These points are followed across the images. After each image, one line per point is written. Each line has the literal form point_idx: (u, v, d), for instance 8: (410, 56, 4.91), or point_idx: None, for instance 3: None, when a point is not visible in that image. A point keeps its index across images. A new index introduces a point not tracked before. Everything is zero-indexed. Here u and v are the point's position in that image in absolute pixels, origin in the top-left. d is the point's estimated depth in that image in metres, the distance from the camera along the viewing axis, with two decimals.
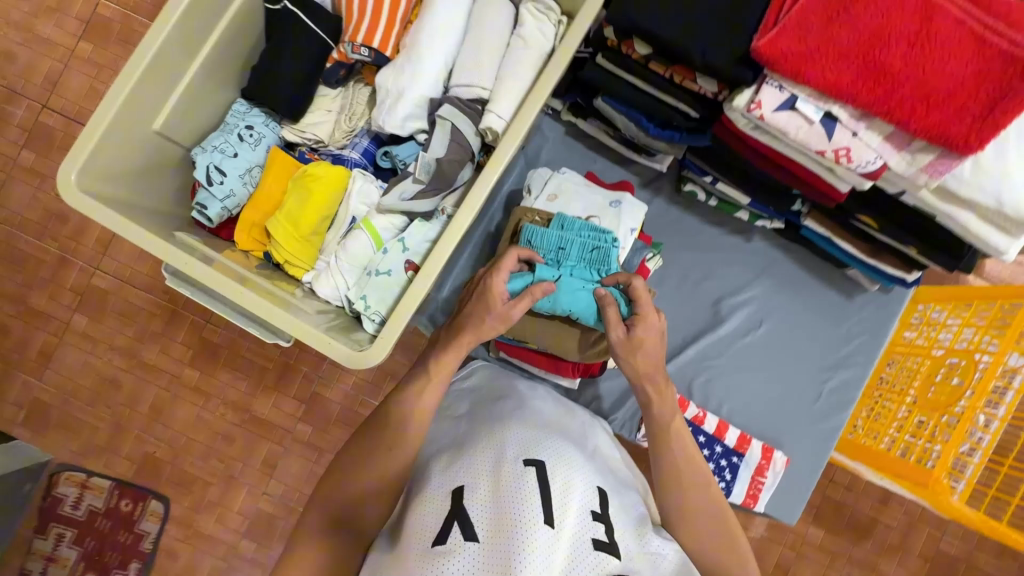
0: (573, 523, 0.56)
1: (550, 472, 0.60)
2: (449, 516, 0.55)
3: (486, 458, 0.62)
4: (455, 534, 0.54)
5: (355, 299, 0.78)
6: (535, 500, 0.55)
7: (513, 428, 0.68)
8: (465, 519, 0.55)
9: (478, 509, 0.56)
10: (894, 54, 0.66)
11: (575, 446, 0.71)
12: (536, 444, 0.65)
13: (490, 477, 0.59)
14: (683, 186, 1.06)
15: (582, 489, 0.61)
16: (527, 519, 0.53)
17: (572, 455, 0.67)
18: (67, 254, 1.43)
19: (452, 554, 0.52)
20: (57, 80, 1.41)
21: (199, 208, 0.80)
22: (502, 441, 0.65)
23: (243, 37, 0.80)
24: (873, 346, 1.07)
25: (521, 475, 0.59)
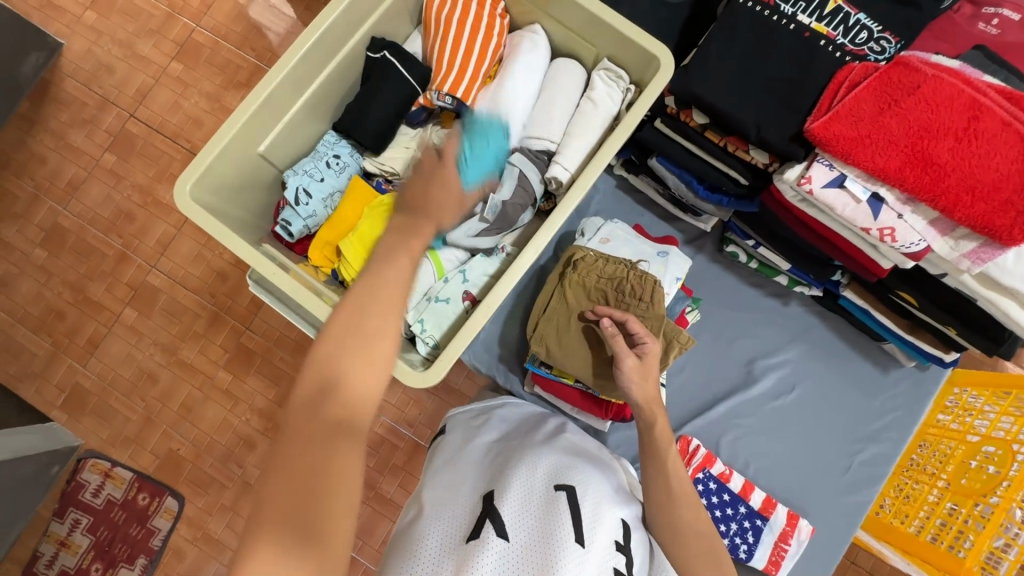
0: (596, 546, 0.66)
1: (579, 495, 0.70)
2: (482, 514, 0.66)
3: (523, 475, 0.72)
4: (488, 530, 0.64)
5: (412, 321, 0.84)
6: (563, 520, 0.66)
7: (549, 451, 0.78)
8: (497, 517, 0.66)
9: (512, 513, 0.67)
10: (942, 146, 0.71)
11: (604, 475, 0.80)
12: (568, 470, 0.74)
13: (525, 491, 0.70)
14: (725, 247, 1.11)
15: (607, 518, 0.71)
16: (557, 535, 0.64)
17: (600, 484, 0.76)
18: (129, 250, 1.54)
19: (486, 548, 0.62)
20: (147, 93, 1.56)
21: (283, 224, 0.88)
22: (538, 462, 0.75)
23: (343, 79, 0.90)
24: (906, 424, 1.07)
25: (552, 496, 0.69)
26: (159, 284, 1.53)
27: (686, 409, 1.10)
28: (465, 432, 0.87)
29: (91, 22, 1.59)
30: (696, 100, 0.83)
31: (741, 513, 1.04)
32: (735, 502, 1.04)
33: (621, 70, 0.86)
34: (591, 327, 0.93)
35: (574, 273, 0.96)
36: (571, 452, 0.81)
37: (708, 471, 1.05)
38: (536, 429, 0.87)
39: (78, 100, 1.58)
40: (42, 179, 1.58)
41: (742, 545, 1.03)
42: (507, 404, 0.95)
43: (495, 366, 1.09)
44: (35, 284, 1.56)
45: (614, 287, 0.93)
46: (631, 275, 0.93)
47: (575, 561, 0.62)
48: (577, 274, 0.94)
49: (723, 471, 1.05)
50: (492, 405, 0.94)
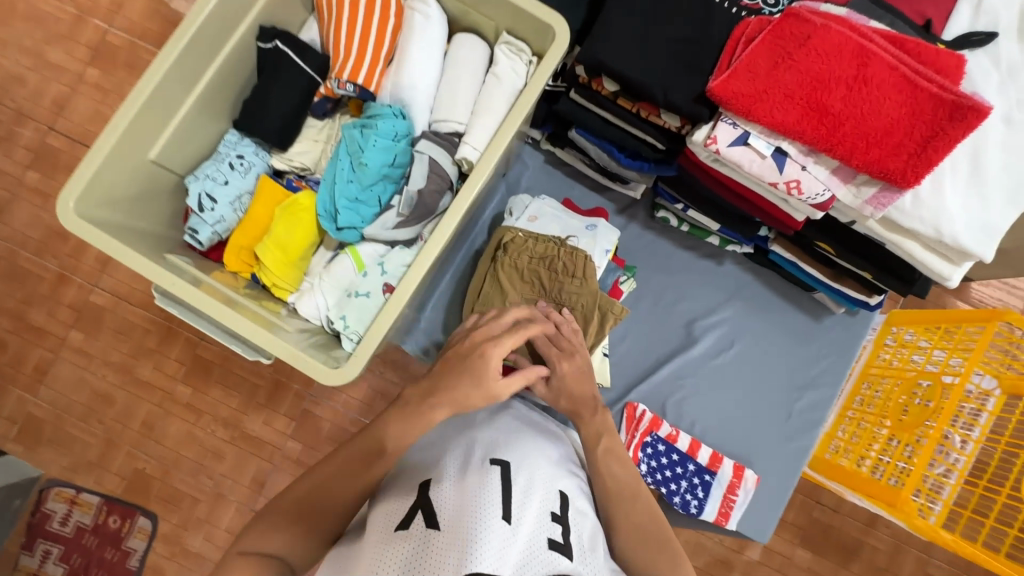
0: (531, 519, 0.60)
1: (512, 470, 0.65)
2: (414, 503, 0.59)
3: (456, 457, 0.67)
4: (416, 522, 0.57)
5: (335, 318, 0.83)
6: (494, 491, 0.60)
7: (487, 432, 0.74)
8: (427, 507, 0.59)
9: (442, 495, 0.61)
10: (835, 96, 0.72)
11: (545, 449, 0.76)
12: (504, 447, 0.70)
13: (457, 471, 0.64)
14: (656, 213, 1.11)
15: (543, 490, 0.66)
16: (486, 507, 0.57)
17: (538, 458, 0.72)
18: (67, 271, 1.48)
19: (412, 538, 0.55)
20: (65, 104, 1.48)
21: (190, 232, 0.85)
22: (472, 443, 0.70)
23: (236, 73, 0.86)
24: (841, 367, 1.10)
25: (485, 471, 0.63)
26: (103, 303, 1.47)
27: (633, 376, 1.11)
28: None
29: None
30: (604, 68, 0.82)
31: (691, 470, 1.07)
32: (684, 460, 1.07)
33: (522, 42, 0.84)
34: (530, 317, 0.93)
35: (507, 258, 0.96)
36: (513, 430, 0.76)
37: (656, 434, 1.07)
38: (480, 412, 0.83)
39: None
40: None
41: (693, 502, 1.05)
42: None
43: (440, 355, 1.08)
44: None
45: (547, 266, 0.94)
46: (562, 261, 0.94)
47: (500, 537, 0.55)
48: (508, 257, 0.95)
49: (670, 433, 1.08)
50: None
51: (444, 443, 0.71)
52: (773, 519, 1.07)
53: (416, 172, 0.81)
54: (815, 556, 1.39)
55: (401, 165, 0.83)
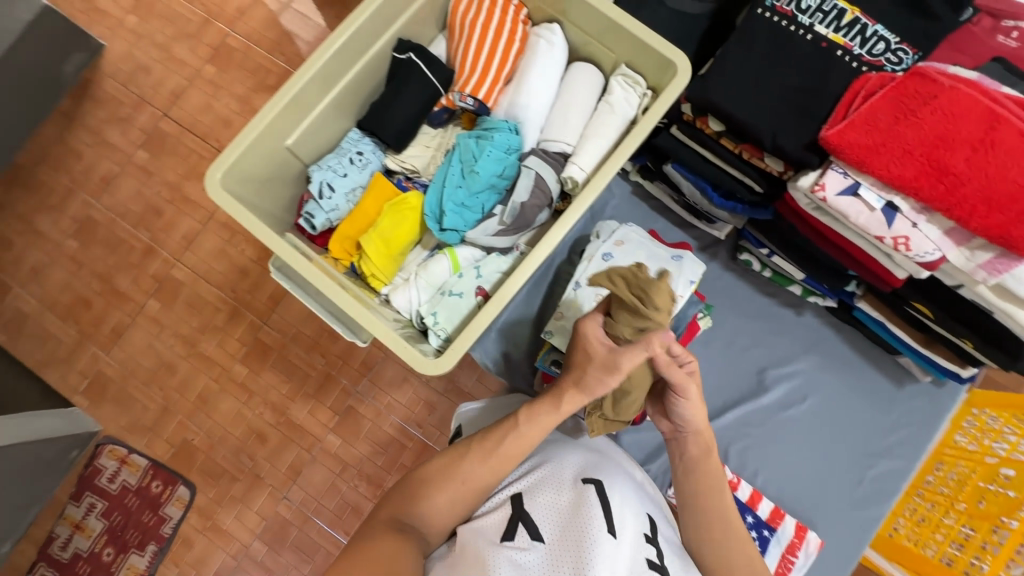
0: (629, 539, 0.67)
1: (607, 488, 0.71)
2: (516, 517, 0.67)
3: (549, 473, 0.73)
4: (522, 534, 0.66)
5: (426, 314, 0.86)
6: (596, 510, 0.66)
7: (572, 449, 0.79)
8: (528, 520, 0.68)
9: (543, 512, 0.68)
10: (957, 156, 0.71)
11: (626, 471, 0.81)
12: (593, 465, 0.75)
13: (555, 488, 0.71)
14: (739, 255, 1.12)
15: (635, 510, 0.72)
16: (590, 526, 0.65)
17: (624, 479, 0.77)
18: (156, 244, 1.60)
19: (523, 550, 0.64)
20: (181, 94, 1.63)
21: (306, 216, 0.91)
22: (563, 460, 0.76)
23: (367, 79, 0.93)
24: (922, 440, 1.05)
25: (582, 490, 0.70)
26: (183, 278, 1.58)
27: None
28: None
29: (132, 25, 1.67)
30: (711, 108, 0.84)
31: (749, 522, 1.03)
32: (742, 511, 1.03)
33: (638, 76, 0.88)
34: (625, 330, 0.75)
35: (660, 312, 0.72)
36: (595, 449, 0.82)
37: None
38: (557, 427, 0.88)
39: (116, 99, 1.66)
40: (78, 172, 1.65)
41: None
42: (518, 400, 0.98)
43: (506, 367, 1.10)
44: (65, 273, 1.62)
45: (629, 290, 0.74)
46: (617, 274, 0.76)
47: (608, 552, 0.63)
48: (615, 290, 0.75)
49: (731, 480, 1.04)
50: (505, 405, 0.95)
51: (534, 458, 0.78)
52: None
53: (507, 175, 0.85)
54: None
55: (508, 178, 0.88)
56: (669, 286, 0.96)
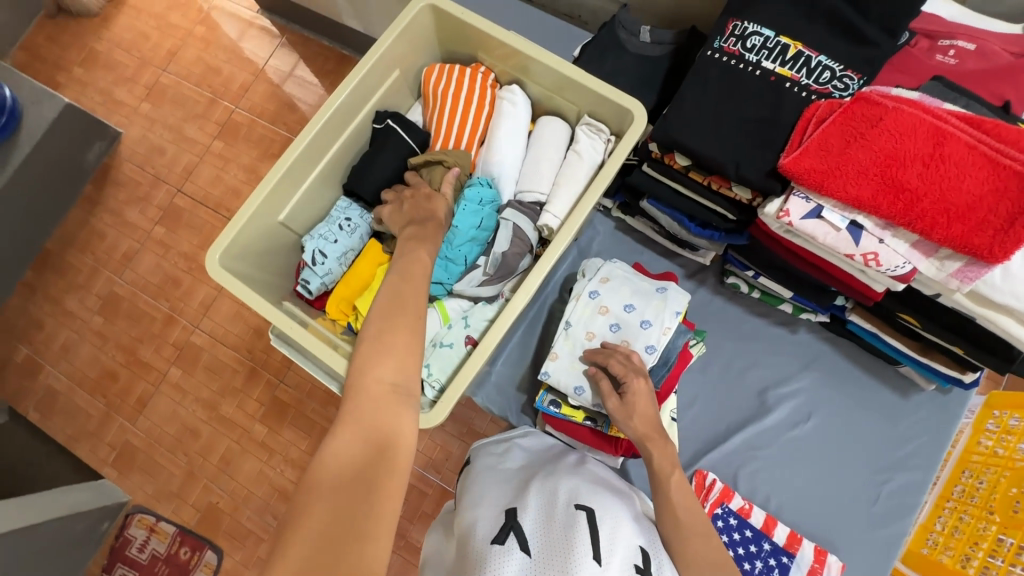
0: (618, 570, 0.63)
1: (598, 518, 0.68)
2: (507, 526, 0.67)
3: (544, 493, 0.73)
4: (512, 541, 0.66)
5: (420, 366, 0.90)
6: (582, 533, 0.65)
7: (569, 477, 0.77)
8: (520, 532, 0.67)
9: (533, 526, 0.68)
10: (911, 173, 0.74)
11: (624, 504, 0.77)
12: (588, 491, 0.74)
13: (547, 511, 0.70)
14: (726, 279, 1.13)
15: (628, 542, 0.68)
16: (574, 543, 0.63)
17: (620, 509, 0.74)
18: (176, 313, 1.68)
19: (508, 557, 0.63)
20: (193, 170, 1.74)
21: (303, 283, 0.97)
22: (557, 484, 0.75)
23: (350, 149, 1.00)
24: (935, 450, 1.03)
25: (571, 511, 0.68)
26: (201, 343, 1.65)
27: (701, 442, 1.09)
28: (491, 459, 0.89)
29: (146, 111, 1.81)
30: (676, 145, 0.89)
31: (766, 550, 1.01)
32: (758, 538, 1.01)
33: (601, 123, 0.94)
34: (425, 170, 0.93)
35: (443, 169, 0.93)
36: (593, 480, 0.79)
37: (727, 506, 1.03)
38: (560, 459, 0.87)
39: (133, 180, 1.78)
40: (101, 252, 1.75)
41: None
42: (528, 434, 0.97)
43: (508, 408, 1.13)
44: (92, 348, 1.70)
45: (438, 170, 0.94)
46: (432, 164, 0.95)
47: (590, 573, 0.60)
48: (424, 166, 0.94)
49: (742, 506, 1.03)
50: (512, 438, 0.95)
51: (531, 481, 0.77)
52: None
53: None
54: None
55: (487, 229, 0.92)
56: (656, 319, 0.95)
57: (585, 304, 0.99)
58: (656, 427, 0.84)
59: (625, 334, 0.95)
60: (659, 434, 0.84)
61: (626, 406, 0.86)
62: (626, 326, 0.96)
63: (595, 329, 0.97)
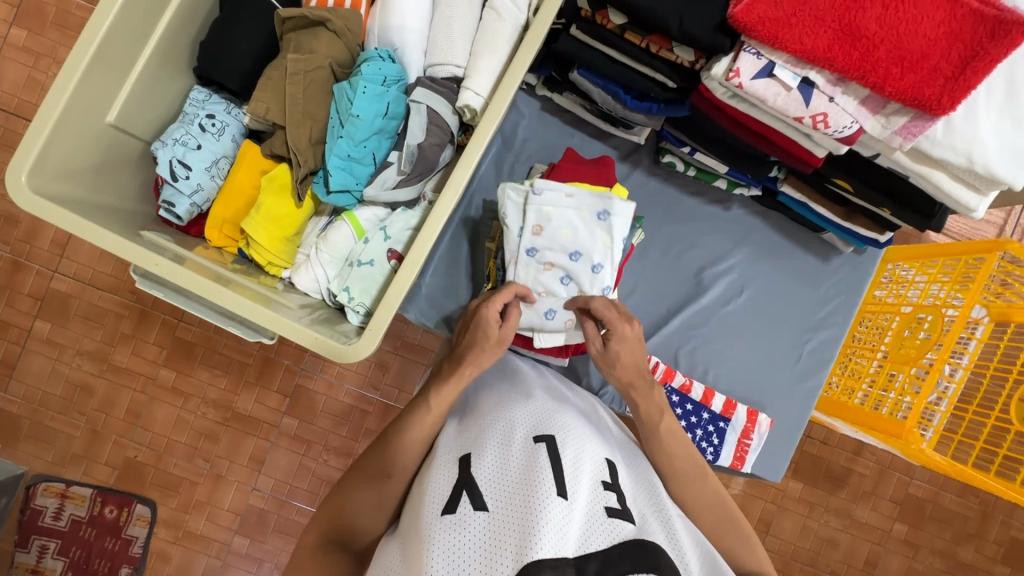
0: (586, 497, 0.60)
1: (559, 445, 0.64)
2: (458, 486, 0.59)
3: (497, 433, 0.66)
4: (465, 503, 0.58)
5: (338, 291, 0.76)
6: (546, 471, 0.60)
7: (522, 403, 0.72)
8: (474, 487, 0.60)
9: (488, 477, 0.61)
10: (870, 16, 0.67)
11: (581, 417, 0.76)
12: (543, 419, 0.69)
13: (502, 452, 0.64)
14: (661, 158, 1.06)
15: (591, 459, 0.66)
16: (541, 485, 0.58)
17: (580, 426, 0.71)
18: (22, 257, 1.35)
19: (465, 522, 0.56)
20: None
21: (166, 206, 0.76)
22: (511, 417, 0.69)
23: (192, 19, 0.74)
24: (850, 307, 1.10)
25: (531, 448, 0.63)
26: (67, 289, 1.36)
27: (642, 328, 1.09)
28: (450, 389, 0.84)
29: None
30: None
31: (705, 418, 1.06)
32: (697, 410, 1.06)
33: None
34: (294, 40, 0.73)
35: (319, 43, 0.72)
36: (547, 399, 0.75)
37: (670, 385, 1.05)
38: (514, 372, 0.83)
39: None
40: None
41: (708, 449, 1.05)
42: None
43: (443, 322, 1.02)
44: None
45: (311, 45, 0.72)
46: (296, 37, 0.73)
47: (561, 513, 0.55)
48: (292, 45, 0.72)
49: (684, 383, 1.06)
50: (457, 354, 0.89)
51: (482, 416, 0.71)
52: (785, 459, 1.09)
53: (316, 98, 0.73)
54: (807, 486, 1.50)
55: (396, 117, 0.74)
56: (606, 260, 0.87)
57: (525, 266, 0.88)
58: (641, 375, 0.84)
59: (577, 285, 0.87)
60: (644, 382, 0.84)
61: (610, 354, 0.83)
62: (577, 275, 0.87)
63: (544, 286, 0.87)
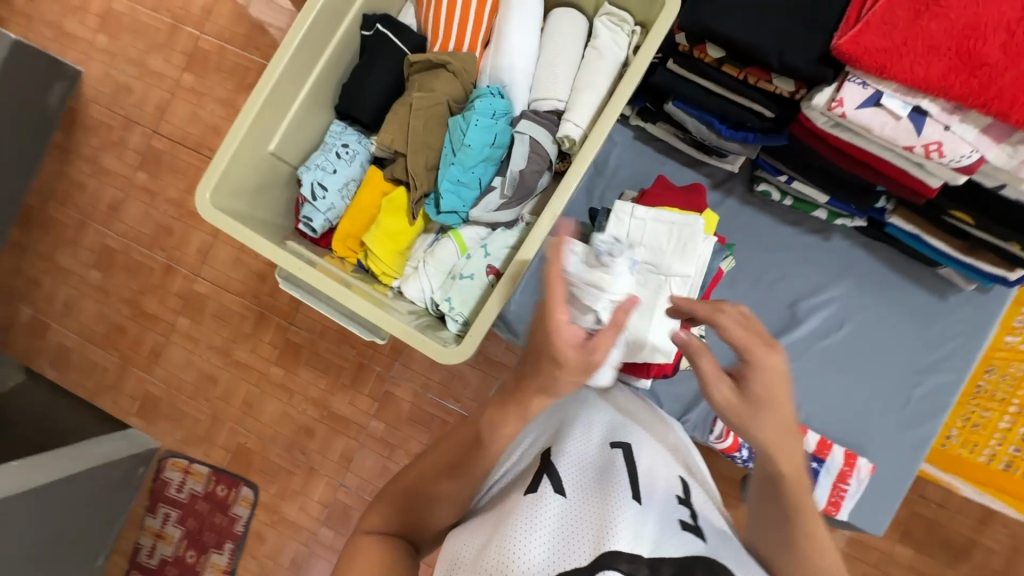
0: (659, 503, 0.60)
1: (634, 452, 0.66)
2: (539, 471, 0.62)
3: (576, 430, 0.69)
4: (545, 485, 0.60)
5: (440, 300, 0.84)
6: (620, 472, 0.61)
7: (600, 409, 0.75)
8: (553, 473, 0.62)
9: (568, 467, 0.63)
10: (992, 44, 0.65)
11: (656, 433, 0.76)
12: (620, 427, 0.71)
13: (581, 447, 0.66)
14: (756, 186, 1.05)
15: (666, 473, 0.67)
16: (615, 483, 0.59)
17: (656, 442, 0.72)
18: (174, 262, 1.61)
19: (543, 501, 0.58)
20: (166, 108, 1.59)
21: (305, 221, 0.89)
22: (590, 419, 0.72)
23: (341, 63, 0.87)
24: (970, 350, 1.00)
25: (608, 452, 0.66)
26: (205, 291, 1.60)
27: (729, 358, 1.06)
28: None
29: (103, 45, 1.62)
30: (710, 35, 0.77)
31: None
32: None
33: (624, 13, 0.82)
34: (419, 80, 0.84)
35: (439, 85, 0.83)
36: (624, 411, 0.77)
37: None
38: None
39: (104, 124, 1.63)
40: (85, 205, 1.65)
41: None
42: None
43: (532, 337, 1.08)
44: (96, 304, 1.66)
45: (432, 85, 0.83)
46: (419, 77, 0.84)
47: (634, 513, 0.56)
48: (417, 85, 0.84)
49: None
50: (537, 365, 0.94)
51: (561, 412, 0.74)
52: (889, 514, 0.99)
53: (434, 130, 0.83)
54: (917, 553, 1.34)
55: (502, 146, 0.82)
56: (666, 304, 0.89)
57: None
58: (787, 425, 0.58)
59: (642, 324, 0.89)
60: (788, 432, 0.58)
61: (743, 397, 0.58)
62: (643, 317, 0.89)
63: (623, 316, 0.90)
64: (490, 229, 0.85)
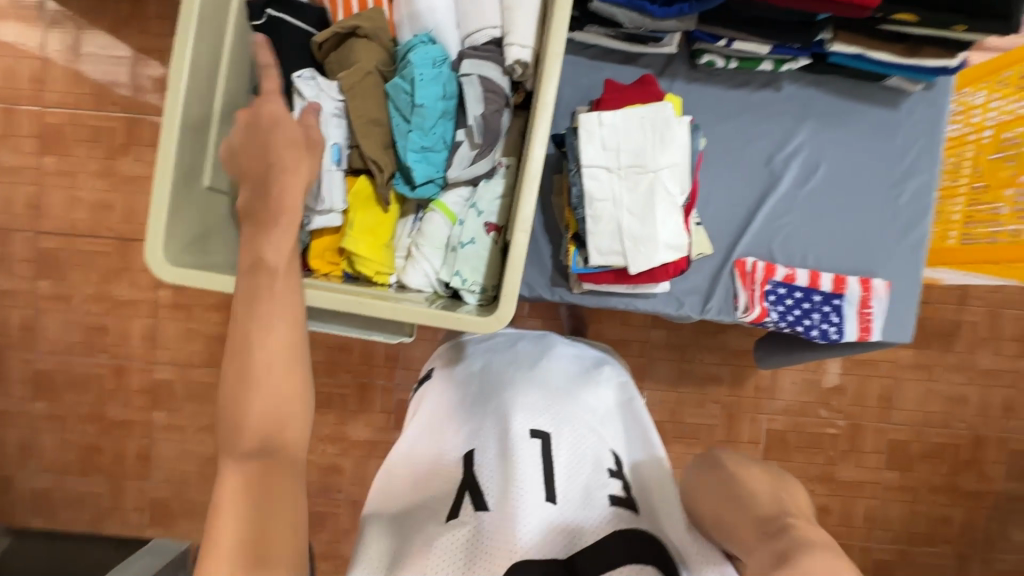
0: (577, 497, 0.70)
1: (552, 444, 0.74)
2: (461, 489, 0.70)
3: (500, 431, 0.76)
4: (466, 507, 0.68)
5: (449, 278, 0.78)
6: (535, 474, 0.70)
7: (524, 392, 0.81)
8: (474, 489, 0.70)
9: (486, 477, 0.71)
10: None
11: (582, 401, 0.83)
12: (544, 414, 0.78)
13: (502, 453, 0.74)
14: (699, 61, 1.03)
15: (591, 454, 0.75)
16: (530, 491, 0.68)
17: (581, 416, 0.80)
18: (122, 359, 1.44)
19: (463, 523, 0.66)
20: (40, 202, 1.39)
21: None
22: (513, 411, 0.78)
23: (242, 66, 0.78)
24: (932, 147, 1.05)
25: (529, 444, 0.73)
26: (170, 376, 1.44)
27: (727, 235, 1.07)
28: (445, 374, 0.91)
29: None
30: None
31: (818, 301, 1.05)
32: (809, 294, 1.05)
33: None
34: (340, 55, 0.77)
35: (360, 53, 0.76)
36: (550, 387, 0.83)
37: (774, 280, 1.04)
38: (518, 353, 0.90)
39: None
40: None
41: (831, 328, 1.04)
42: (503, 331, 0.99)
43: (540, 286, 1.03)
44: (54, 435, 1.47)
45: (356, 57, 0.76)
46: (336, 54, 0.78)
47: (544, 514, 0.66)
48: (339, 61, 0.77)
49: (787, 274, 1.05)
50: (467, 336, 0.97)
51: (484, 406, 0.81)
52: (912, 319, 1.06)
53: (376, 103, 0.76)
54: (919, 351, 1.45)
55: (453, 96, 0.76)
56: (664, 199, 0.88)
57: (597, 226, 0.89)
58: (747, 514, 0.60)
59: (648, 227, 0.88)
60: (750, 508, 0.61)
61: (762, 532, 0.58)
62: (647, 220, 0.88)
63: (626, 227, 0.88)
64: (472, 188, 0.80)
